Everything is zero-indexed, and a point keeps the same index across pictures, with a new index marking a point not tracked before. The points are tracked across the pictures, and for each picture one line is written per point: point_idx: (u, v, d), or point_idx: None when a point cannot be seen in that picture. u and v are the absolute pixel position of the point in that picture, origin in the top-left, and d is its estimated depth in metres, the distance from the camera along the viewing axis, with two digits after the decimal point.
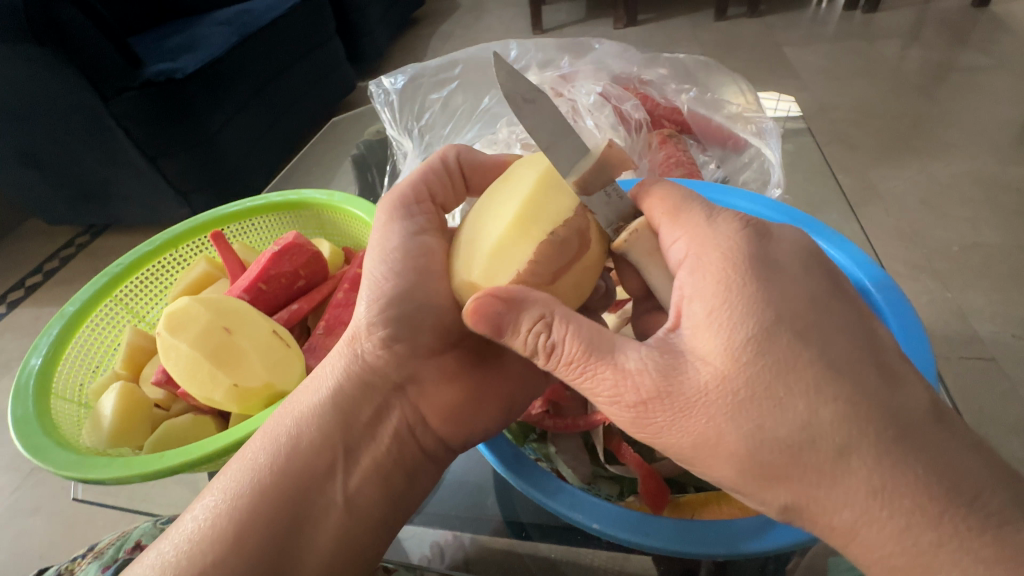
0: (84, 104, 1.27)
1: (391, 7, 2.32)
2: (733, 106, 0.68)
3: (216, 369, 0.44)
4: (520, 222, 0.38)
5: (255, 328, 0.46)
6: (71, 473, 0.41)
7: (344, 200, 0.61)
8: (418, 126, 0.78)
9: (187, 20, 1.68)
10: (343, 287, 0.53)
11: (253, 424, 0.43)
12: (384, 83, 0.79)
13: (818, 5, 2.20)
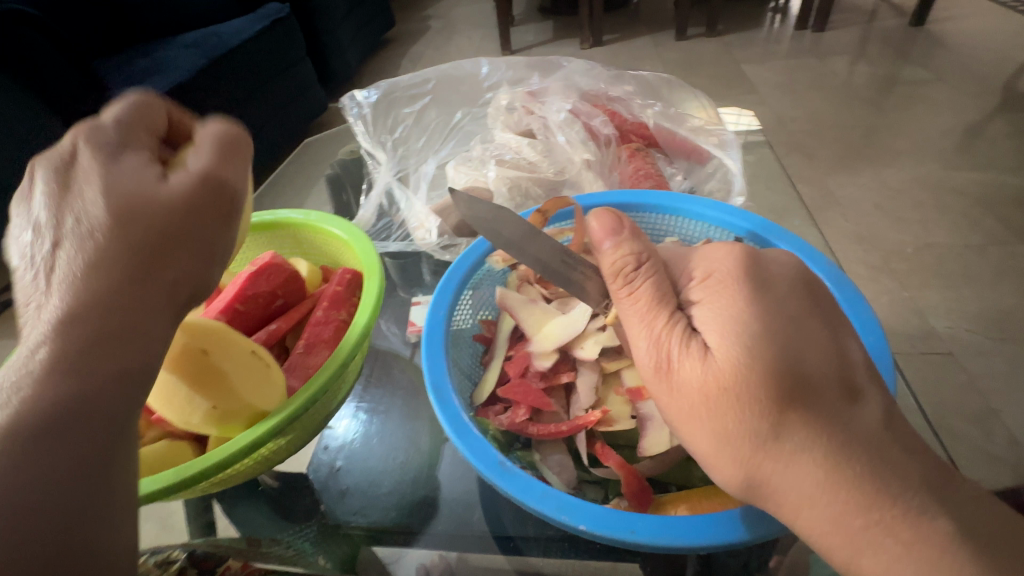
0: (45, 129, 1.24)
1: (362, 29, 2.34)
2: (696, 120, 0.71)
3: (193, 393, 0.40)
4: None
5: (235, 346, 0.41)
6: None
7: (321, 219, 0.62)
8: (391, 139, 0.78)
9: (152, 43, 1.66)
10: (323, 305, 0.53)
11: (234, 446, 0.41)
12: (357, 96, 0.81)
13: (771, 24, 2.32)
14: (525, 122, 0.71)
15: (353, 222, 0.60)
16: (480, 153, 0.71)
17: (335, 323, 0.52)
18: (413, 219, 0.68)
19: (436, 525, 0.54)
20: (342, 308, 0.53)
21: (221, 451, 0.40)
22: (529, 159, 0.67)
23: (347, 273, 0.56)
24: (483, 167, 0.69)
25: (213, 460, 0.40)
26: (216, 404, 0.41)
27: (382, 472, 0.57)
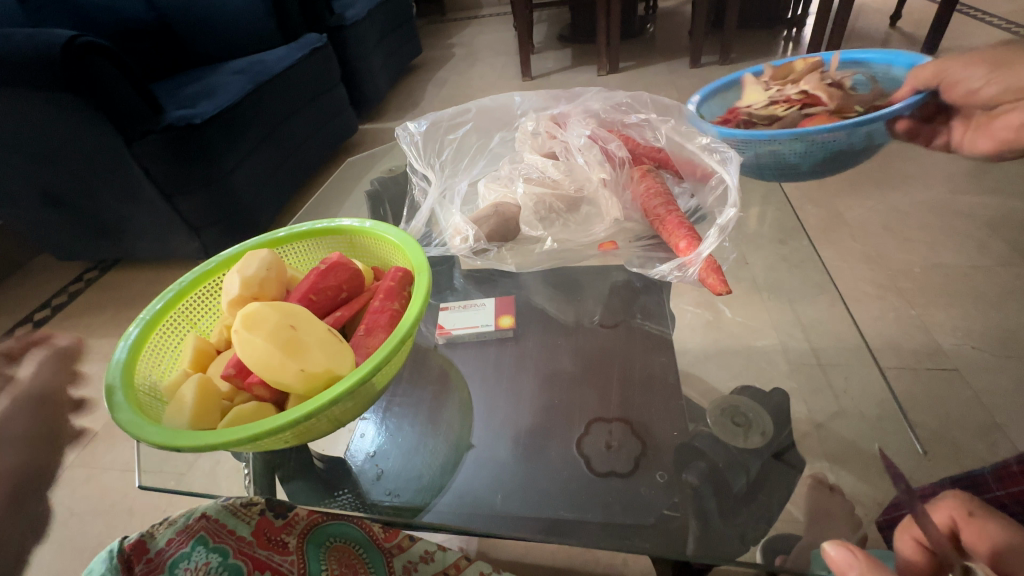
0: (110, 145, 1.37)
1: (391, 57, 2.49)
2: (703, 137, 0.75)
3: (286, 358, 0.49)
4: (275, 328, 0.50)
5: (316, 326, 0.52)
6: (161, 441, 0.46)
7: (375, 226, 0.70)
8: (440, 160, 0.86)
9: (203, 69, 1.81)
10: (378, 296, 0.60)
11: (312, 404, 0.47)
12: (409, 127, 0.88)
13: (784, 53, 2.41)
14: (548, 146, 0.78)
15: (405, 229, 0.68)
16: (508, 172, 0.79)
17: (389, 310, 0.59)
18: (450, 229, 0.75)
19: (463, 496, 0.59)
20: (395, 299, 0.60)
21: (306, 405, 0.47)
22: (553, 178, 0.75)
23: (398, 270, 0.63)
24: (511, 185, 0.76)
25: (303, 411, 0.46)
26: (302, 367, 0.49)
27: (416, 451, 0.64)
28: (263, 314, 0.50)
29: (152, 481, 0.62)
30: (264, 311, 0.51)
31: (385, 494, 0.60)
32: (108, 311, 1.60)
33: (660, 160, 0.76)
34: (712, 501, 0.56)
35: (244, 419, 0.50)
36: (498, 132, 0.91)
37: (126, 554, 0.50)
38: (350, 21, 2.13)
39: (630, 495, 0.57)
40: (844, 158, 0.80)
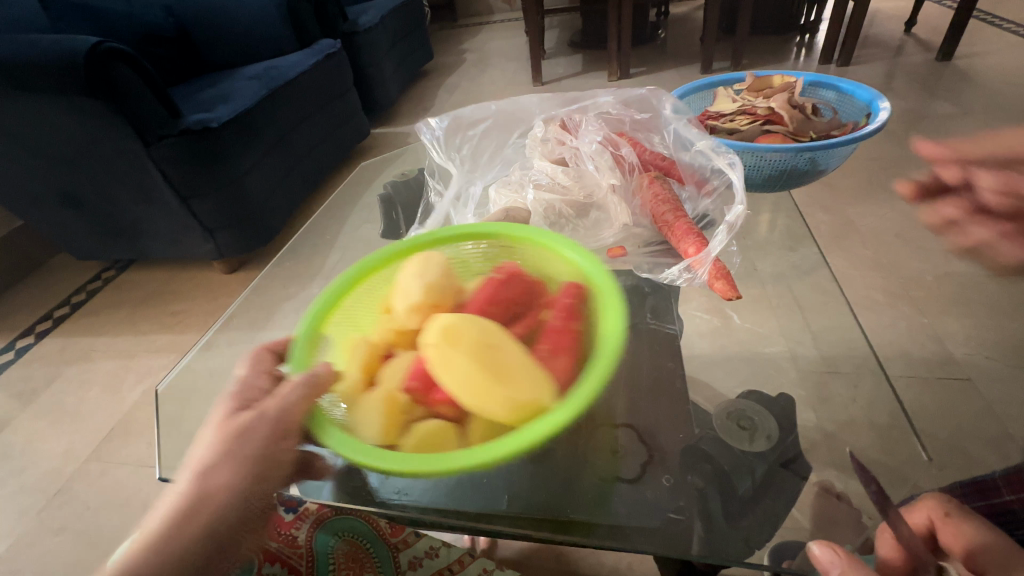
0: (129, 149, 1.40)
1: (403, 63, 2.53)
2: (703, 142, 0.76)
3: (491, 383, 0.43)
4: (453, 339, 0.44)
5: (514, 346, 0.46)
6: (352, 454, 0.44)
7: (542, 234, 0.62)
8: (461, 155, 0.88)
9: (219, 74, 1.85)
10: (558, 313, 0.52)
11: (522, 440, 0.42)
12: (430, 124, 0.90)
13: (796, 60, 2.40)
14: (558, 151, 0.79)
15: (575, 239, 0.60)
16: (519, 177, 0.80)
17: (573, 331, 0.50)
18: None
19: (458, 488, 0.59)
20: (576, 318, 0.51)
21: (514, 441, 0.42)
22: (563, 184, 0.76)
23: (573, 285, 0.54)
24: (522, 190, 0.78)
25: (514, 449, 0.41)
26: (508, 395, 0.43)
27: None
28: (437, 322, 0.46)
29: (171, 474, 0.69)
30: (439, 321, 0.46)
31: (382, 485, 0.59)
32: (124, 310, 1.63)
33: (665, 168, 0.76)
34: (717, 502, 0.57)
35: (434, 444, 0.45)
36: (516, 135, 0.90)
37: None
38: (363, 27, 2.16)
39: (637, 499, 0.57)
40: (790, 179, 0.84)
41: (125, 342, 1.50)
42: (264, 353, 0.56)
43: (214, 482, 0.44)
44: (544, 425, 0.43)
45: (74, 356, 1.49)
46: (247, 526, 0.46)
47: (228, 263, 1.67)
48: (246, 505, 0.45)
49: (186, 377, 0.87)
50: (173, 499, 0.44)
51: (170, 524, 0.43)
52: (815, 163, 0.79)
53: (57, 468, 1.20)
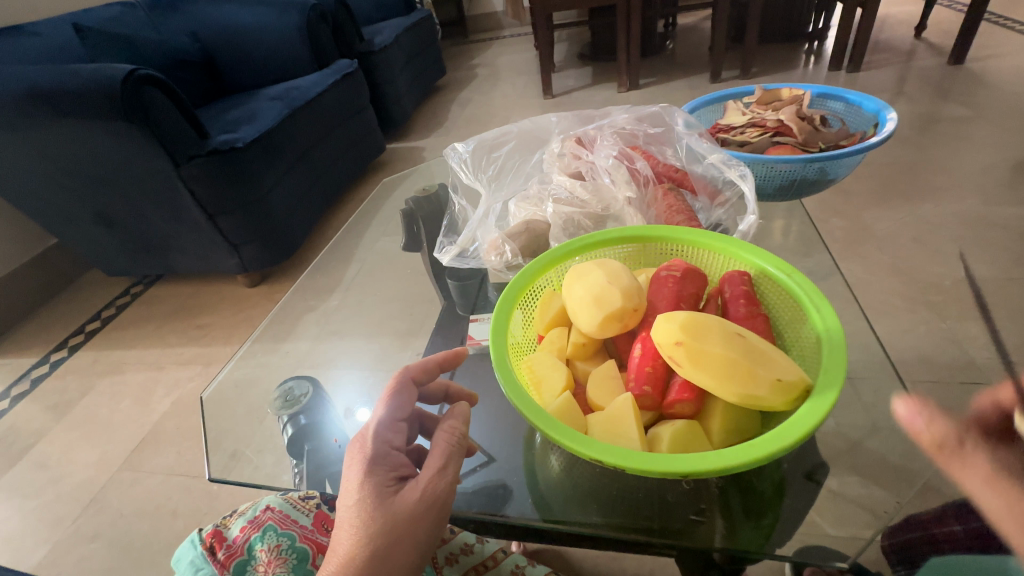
0: (160, 169, 1.47)
1: (417, 80, 2.59)
2: (713, 155, 0.79)
3: (752, 367, 0.43)
4: (697, 333, 0.45)
5: (750, 334, 0.47)
6: (616, 460, 0.40)
7: (687, 235, 0.63)
8: (486, 177, 0.91)
9: (242, 96, 1.93)
10: (743, 302, 0.53)
11: (803, 418, 0.41)
12: (457, 148, 0.94)
13: (805, 67, 2.42)
14: (575, 166, 0.82)
15: (723, 234, 0.62)
16: (537, 192, 0.83)
17: (758, 318, 0.53)
18: (484, 245, 0.78)
19: (482, 487, 0.64)
20: (757, 305, 0.54)
21: (799, 421, 0.41)
22: (581, 198, 0.78)
23: (741, 275, 0.56)
24: (540, 206, 0.81)
25: (811, 427, 0.40)
26: (778, 376, 0.43)
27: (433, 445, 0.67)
28: (666, 324, 0.47)
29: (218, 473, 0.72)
30: (668, 321, 0.47)
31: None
32: (152, 323, 1.69)
33: (678, 179, 0.78)
34: (736, 499, 0.58)
35: (686, 441, 0.45)
36: (535, 152, 0.93)
37: (209, 542, 0.61)
38: (378, 47, 2.23)
39: (654, 487, 0.58)
40: (801, 188, 0.86)
41: (153, 355, 1.56)
42: (405, 383, 0.56)
43: (383, 552, 0.44)
44: (821, 403, 0.42)
45: (105, 369, 1.55)
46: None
47: (251, 277, 1.73)
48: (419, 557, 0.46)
49: (227, 386, 0.89)
50: (339, 560, 0.45)
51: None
52: (824, 173, 0.81)
53: (91, 477, 1.25)
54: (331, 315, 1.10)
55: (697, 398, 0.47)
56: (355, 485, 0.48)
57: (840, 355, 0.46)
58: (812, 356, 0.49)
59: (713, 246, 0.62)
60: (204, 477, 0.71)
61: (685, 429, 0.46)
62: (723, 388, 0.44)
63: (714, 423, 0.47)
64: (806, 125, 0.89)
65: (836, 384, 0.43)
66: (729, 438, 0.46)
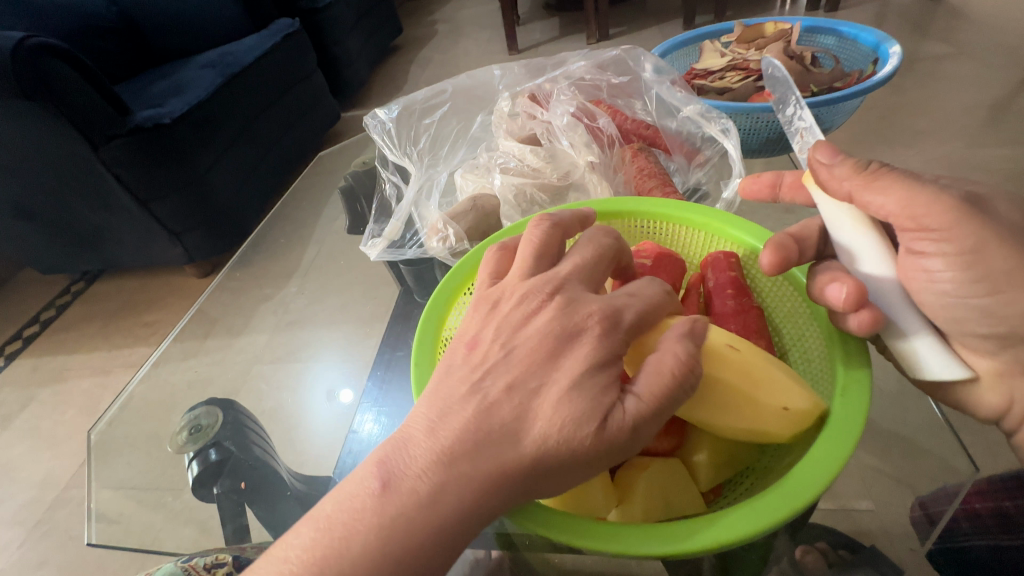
0: (76, 152, 1.30)
1: (371, 39, 2.39)
2: (688, 108, 0.70)
3: (747, 396, 0.41)
4: None
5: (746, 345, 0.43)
6: (577, 538, 0.36)
7: (665, 207, 0.55)
8: (417, 150, 0.78)
9: (172, 64, 1.73)
10: (731, 294, 0.49)
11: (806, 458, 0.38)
12: (378, 113, 0.79)
13: (781, 9, 2.28)
14: (529, 127, 0.71)
15: (703, 205, 0.55)
16: (486, 161, 0.72)
17: (750, 311, 0.49)
18: (428, 227, 0.66)
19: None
20: (747, 294, 0.50)
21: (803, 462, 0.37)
22: (533, 166, 0.68)
23: (727, 257, 0.52)
24: (488, 177, 0.70)
25: (817, 489, 0.35)
26: (785, 406, 0.40)
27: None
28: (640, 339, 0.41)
29: (106, 535, 0.64)
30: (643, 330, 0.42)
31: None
32: (95, 324, 1.55)
33: (650, 137, 0.69)
34: None
35: (663, 482, 0.43)
36: (479, 114, 0.82)
37: None
38: (323, 3, 2.02)
39: None
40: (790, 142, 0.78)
41: (97, 359, 1.44)
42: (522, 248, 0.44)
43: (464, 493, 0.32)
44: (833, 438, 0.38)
45: (46, 377, 1.42)
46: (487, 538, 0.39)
47: (201, 268, 1.60)
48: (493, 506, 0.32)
49: (133, 410, 0.79)
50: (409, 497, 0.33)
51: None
52: (819, 121, 0.74)
53: (36, 497, 1.15)
54: (288, 302, 0.97)
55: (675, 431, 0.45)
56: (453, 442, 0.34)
57: (858, 380, 0.40)
58: (823, 366, 0.46)
59: (690, 221, 0.55)
60: (89, 540, 0.64)
61: (660, 470, 0.43)
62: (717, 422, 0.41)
63: (699, 457, 0.45)
64: (795, 65, 0.79)
65: (852, 431, 0.38)
66: (712, 471, 0.45)
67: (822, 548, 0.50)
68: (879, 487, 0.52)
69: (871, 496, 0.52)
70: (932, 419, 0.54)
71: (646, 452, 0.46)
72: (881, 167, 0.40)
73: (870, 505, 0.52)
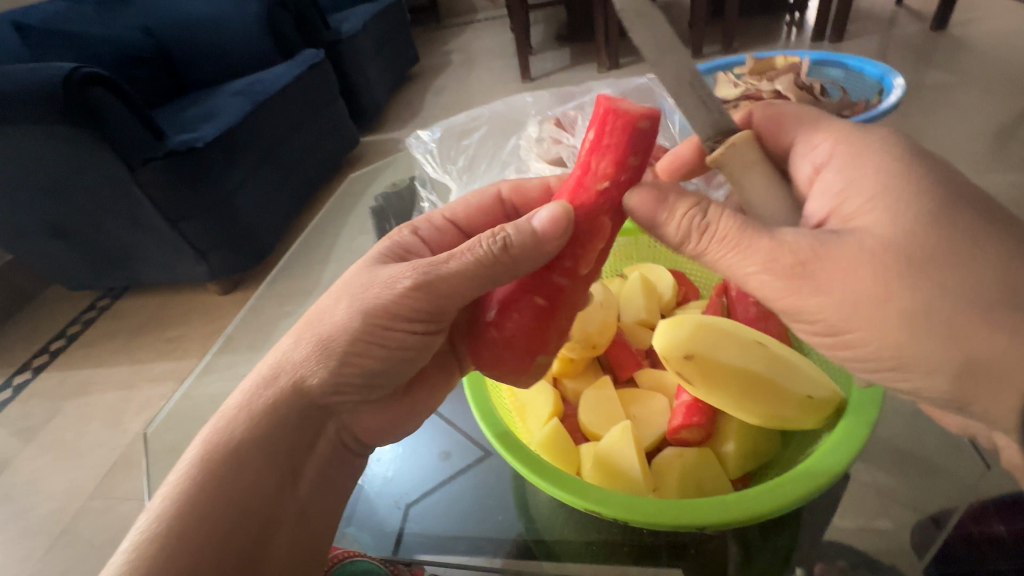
0: (113, 173, 1.37)
1: (390, 68, 2.49)
2: None
3: (780, 386, 0.44)
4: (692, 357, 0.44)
5: (773, 339, 0.47)
6: (633, 517, 0.38)
7: None
8: (456, 167, 0.83)
9: (203, 92, 1.82)
10: (754, 304, 0.52)
11: (833, 444, 0.41)
12: (421, 136, 0.87)
13: (786, 40, 2.36)
14: (555, 151, 0.74)
15: None
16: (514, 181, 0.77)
17: (773, 320, 0.52)
18: None
19: (465, 518, 0.57)
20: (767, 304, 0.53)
21: (827, 449, 0.41)
22: None
23: None
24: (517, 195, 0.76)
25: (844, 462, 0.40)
26: (813, 394, 0.44)
27: (414, 471, 0.62)
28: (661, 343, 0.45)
29: None
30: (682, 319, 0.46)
31: (357, 535, 0.57)
32: (121, 338, 1.60)
33: None
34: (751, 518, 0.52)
35: (698, 468, 0.45)
36: (511, 137, 0.87)
37: None
38: (346, 35, 2.13)
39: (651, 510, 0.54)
40: None
41: (122, 372, 1.48)
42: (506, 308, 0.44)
43: (269, 430, 0.43)
44: (860, 420, 0.42)
45: (71, 390, 1.46)
46: (338, 436, 0.48)
47: (223, 284, 1.64)
48: (297, 432, 0.44)
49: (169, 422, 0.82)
50: (229, 446, 0.42)
51: (242, 434, 0.43)
52: None
53: (60, 507, 1.17)
54: None
55: (706, 424, 0.47)
56: (259, 403, 0.44)
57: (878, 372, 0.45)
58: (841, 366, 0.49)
59: None
60: None
61: (695, 460, 0.46)
62: (752, 365, 0.44)
63: (728, 448, 0.47)
64: (804, 95, 0.84)
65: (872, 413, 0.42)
66: (742, 461, 0.47)
67: (841, 566, 0.50)
68: (893, 505, 0.53)
69: (889, 515, 0.52)
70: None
71: (678, 442, 0.48)
72: (708, 238, 0.38)
73: (888, 524, 0.52)
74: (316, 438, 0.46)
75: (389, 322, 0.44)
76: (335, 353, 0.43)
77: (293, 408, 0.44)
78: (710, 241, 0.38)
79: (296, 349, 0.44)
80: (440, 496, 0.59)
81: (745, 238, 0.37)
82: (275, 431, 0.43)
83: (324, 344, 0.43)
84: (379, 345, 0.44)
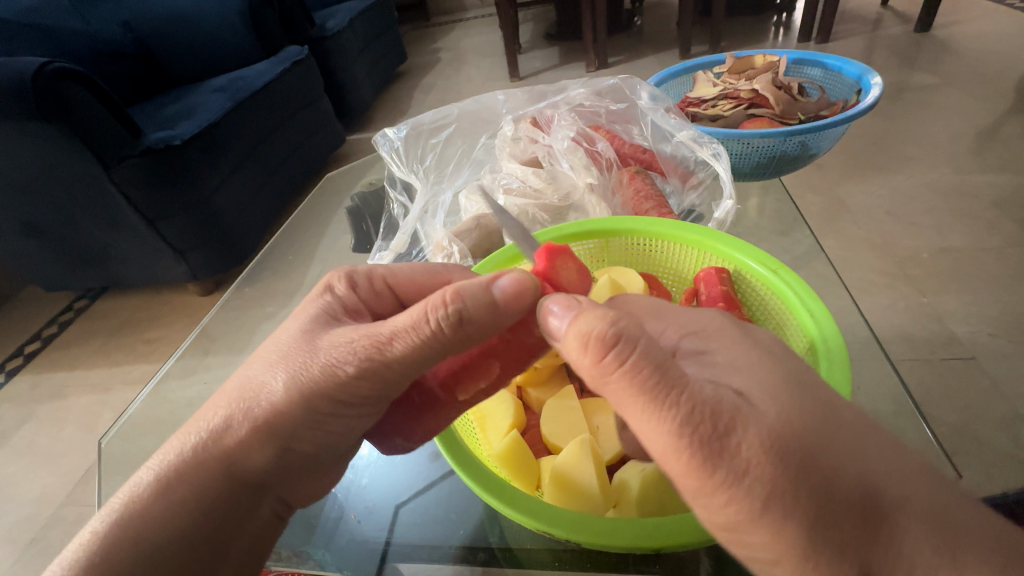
0: (87, 172, 1.33)
1: (376, 66, 2.46)
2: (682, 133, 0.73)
3: None
4: None
5: None
6: (585, 537, 0.37)
7: (650, 227, 0.59)
8: (423, 166, 0.81)
9: (184, 88, 1.79)
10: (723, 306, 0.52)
11: None
12: (387, 133, 0.83)
13: (773, 40, 2.36)
14: (531, 151, 0.75)
15: (691, 225, 0.58)
16: (490, 181, 0.76)
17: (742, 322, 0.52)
18: (432, 243, 0.72)
19: (435, 526, 0.56)
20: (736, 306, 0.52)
21: None
22: (535, 187, 0.72)
23: (719, 273, 0.55)
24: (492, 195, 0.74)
25: None
26: None
27: (386, 480, 0.60)
28: None
29: None
30: None
31: (314, 553, 0.55)
32: (97, 340, 1.57)
33: (645, 161, 0.73)
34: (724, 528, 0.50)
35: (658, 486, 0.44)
36: (484, 135, 0.86)
37: None
38: (331, 31, 2.09)
39: None
40: (780, 166, 0.83)
41: (97, 375, 1.44)
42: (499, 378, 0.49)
43: (187, 506, 0.36)
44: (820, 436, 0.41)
45: (44, 394, 1.42)
46: (277, 509, 0.41)
47: (203, 285, 1.61)
48: (226, 510, 0.38)
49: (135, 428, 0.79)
50: (137, 524, 0.35)
51: (151, 532, 0.35)
52: (805, 147, 0.79)
53: (30, 515, 1.14)
54: None
55: None
56: (175, 474, 0.37)
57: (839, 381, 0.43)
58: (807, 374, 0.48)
59: (684, 239, 0.58)
60: None
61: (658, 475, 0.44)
62: None
63: None
64: (783, 95, 0.84)
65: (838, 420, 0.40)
66: None
67: None
68: None
69: None
70: (924, 443, 0.52)
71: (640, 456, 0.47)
72: (620, 357, 0.30)
73: None
74: (251, 516, 0.39)
75: (328, 404, 0.37)
76: (272, 433, 0.37)
77: (220, 481, 0.37)
78: (621, 363, 0.30)
79: (225, 416, 0.38)
80: (413, 507, 0.58)
81: (656, 387, 0.29)
82: (192, 508, 0.36)
83: (261, 413, 0.37)
84: (325, 417, 0.38)
